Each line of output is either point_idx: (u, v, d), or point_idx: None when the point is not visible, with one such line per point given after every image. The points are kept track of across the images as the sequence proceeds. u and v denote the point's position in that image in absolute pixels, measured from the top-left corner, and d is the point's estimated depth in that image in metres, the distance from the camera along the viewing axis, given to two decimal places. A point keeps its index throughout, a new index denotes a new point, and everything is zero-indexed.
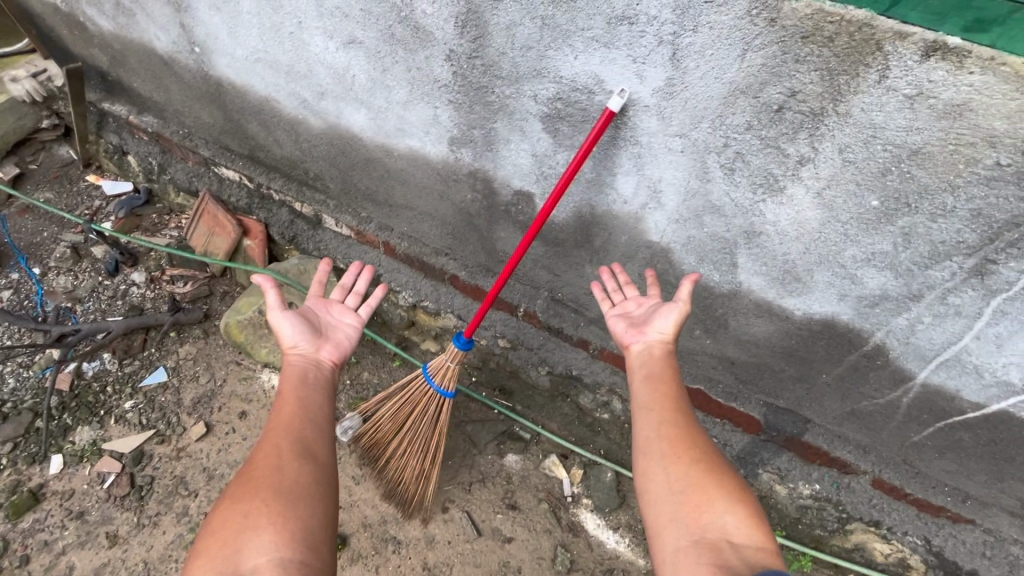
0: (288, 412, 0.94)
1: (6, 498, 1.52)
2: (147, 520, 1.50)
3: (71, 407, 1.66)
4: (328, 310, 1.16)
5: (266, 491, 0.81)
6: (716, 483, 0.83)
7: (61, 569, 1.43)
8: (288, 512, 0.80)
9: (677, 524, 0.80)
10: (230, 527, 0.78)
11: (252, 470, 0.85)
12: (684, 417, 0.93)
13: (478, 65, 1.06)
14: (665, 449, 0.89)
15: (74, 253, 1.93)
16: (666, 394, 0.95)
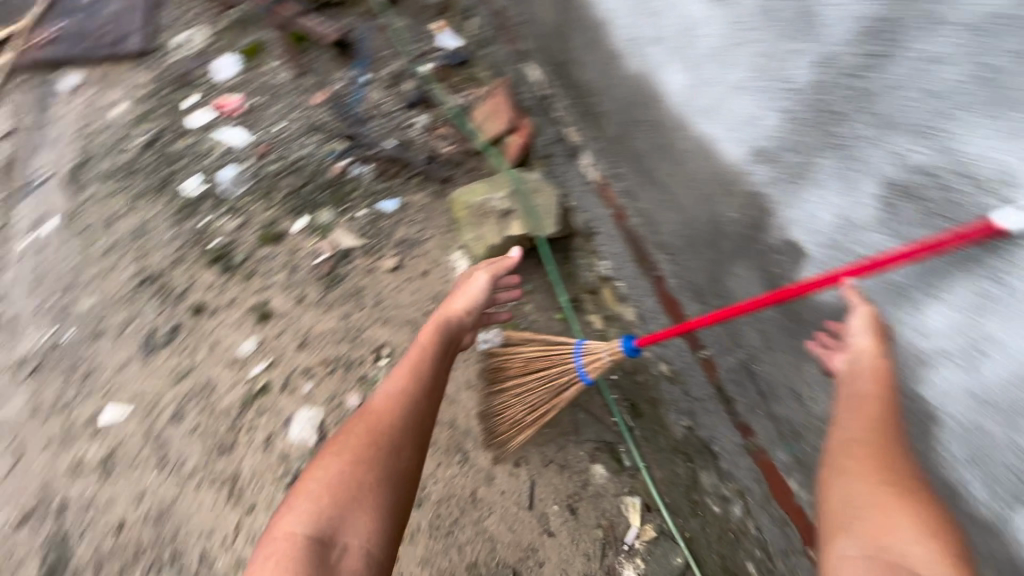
0: (396, 386, 1.08)
1: (262, 227, 1.93)
2: (325, 303, 1.82)
3: (330, 191, 2.02)
4: (468, 293, 1.31)
5: (368, 462, 0.98)
6: (911, 525, 0.73)
7: (263, 297, 1.81)
8: (381, 486, 0.97)
9: (851, 538, 0.76)
10: (329, 483, 0.96)
11: (355, 433, 1.02)
12: (885, 442, 0.85)
13: (846, 86, 0.90)
14: (863, 471, 0.82)
15: (394, 77, 2.25)
16: (866, 411, 0.90)
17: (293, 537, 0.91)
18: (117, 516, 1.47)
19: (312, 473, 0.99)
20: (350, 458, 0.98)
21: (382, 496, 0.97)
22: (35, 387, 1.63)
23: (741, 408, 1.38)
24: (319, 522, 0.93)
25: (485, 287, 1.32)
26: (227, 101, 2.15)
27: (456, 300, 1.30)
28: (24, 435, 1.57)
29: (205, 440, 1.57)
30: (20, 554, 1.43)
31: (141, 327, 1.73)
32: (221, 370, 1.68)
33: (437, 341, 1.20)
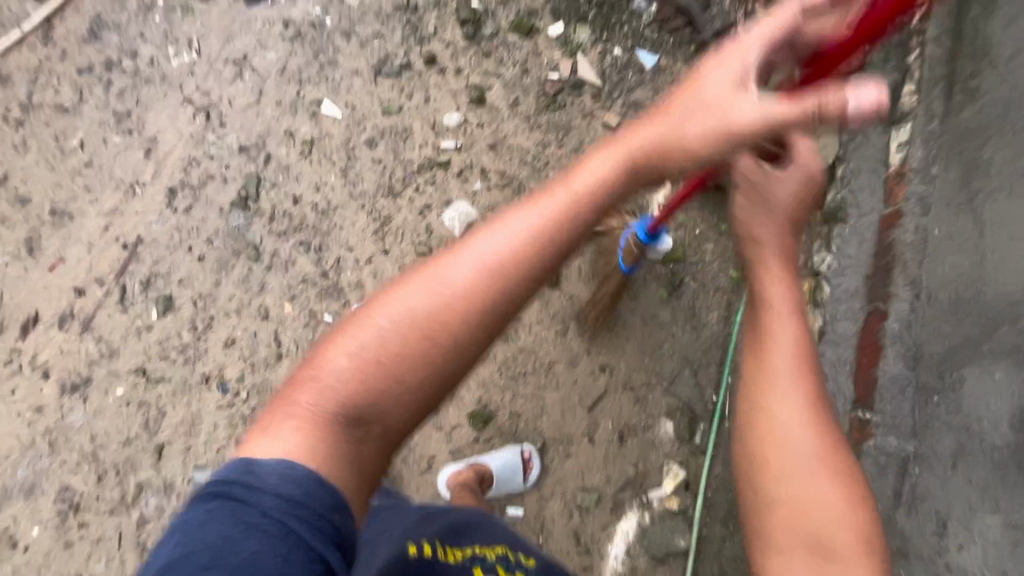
0: (489, 247, 0.87)
1: (521, 13, 1.82)
2: (532, 121, 1.76)
3: (602, 11, 1.82)
4: (696, 107, 0.92)
5: (429, 343, 0.84)
6: (847, 519, 0.83)
7: (486, 81, 1.78)
8: (450, 352, 0.85)
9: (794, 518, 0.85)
10: (410, 317, 0.85)
11: (411, 291, 0.86)
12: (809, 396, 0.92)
13: None
14: (792, 460, 0.88)
15: None
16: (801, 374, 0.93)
17: (339, 384, 0.83)
18: (296, 191, 1.69)
19: (378, 312, 0.86)
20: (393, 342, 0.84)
21: (450, 359, 0.85)
22: (287, 50, 1.79)
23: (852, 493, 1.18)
24: (349, 398, 0.83)
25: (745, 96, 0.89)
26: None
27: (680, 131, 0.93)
28: (264, 84, 1.77)
29: (381, 176, 1.71)
30: (226, 173, 1.70)
31: (382, 49, 1.80)
32: (421, 126, 1.75)
33: (580, 199, 0.92)
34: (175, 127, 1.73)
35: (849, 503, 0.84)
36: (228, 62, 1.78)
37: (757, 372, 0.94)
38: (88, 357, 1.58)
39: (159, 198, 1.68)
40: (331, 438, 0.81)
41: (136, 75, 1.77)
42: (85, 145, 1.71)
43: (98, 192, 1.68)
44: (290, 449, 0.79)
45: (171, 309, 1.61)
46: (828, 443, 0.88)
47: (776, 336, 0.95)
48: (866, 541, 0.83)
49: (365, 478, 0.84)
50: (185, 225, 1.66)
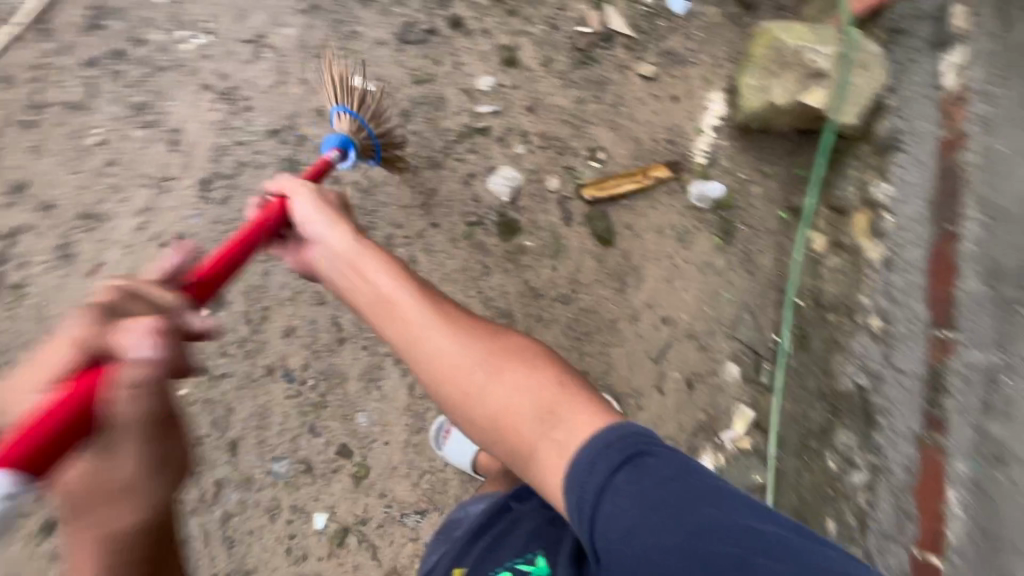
0: (127, 407, 0.80)
1: None
2: (567, 79, 1.72)
3: None
4: (128, 343, 0.87)
5: (129, 470, 0.81)
6: (538, 373, 0.89)
7: (515, 41, 1.73)
8: (140, 485, 0.82)
9: (525, 421, 0.85)
10: (128, 482, 0.81)
11: (116, 462, 0.80)
12: (455, 317, 0.99)
13: None
14: (451, 363, 0.94)
15: None
16: (447, 317, 0.99)
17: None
18: (336, 170, 1.65)
19: (104, 524, 0.80)
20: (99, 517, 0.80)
21: (155, 455, 0.82)
22: (304, 24, 1.71)
23: (931, 410, 1.21)
24: None
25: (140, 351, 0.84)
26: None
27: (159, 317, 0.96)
28: (286, 62, 1.69)
29: (420, 148, 1.67)
30: (260, 158, 1.64)
31: (404, 15, 1.73)
32: (455, 94, 1.70)
33: (83, 413, 0.82)
34: (198, 115, 1.65)
35: (515, 358, 0.92)
36: (245, 42, 1.70)
37: (387, 319, 1.03)
38: None
39: (193, 191, 1.62)
40: None
41: (148, 63, 1.67)
42: (106, 143, 1.63)
43: (127, 190, 1.61)
44: None
45: (223, 303, 1.56)
46: (471, 337, 0.95)
47: (386, 292, 1.05)
48: (562, 379, 0.89)
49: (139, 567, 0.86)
50: (225, 216, 1.61)
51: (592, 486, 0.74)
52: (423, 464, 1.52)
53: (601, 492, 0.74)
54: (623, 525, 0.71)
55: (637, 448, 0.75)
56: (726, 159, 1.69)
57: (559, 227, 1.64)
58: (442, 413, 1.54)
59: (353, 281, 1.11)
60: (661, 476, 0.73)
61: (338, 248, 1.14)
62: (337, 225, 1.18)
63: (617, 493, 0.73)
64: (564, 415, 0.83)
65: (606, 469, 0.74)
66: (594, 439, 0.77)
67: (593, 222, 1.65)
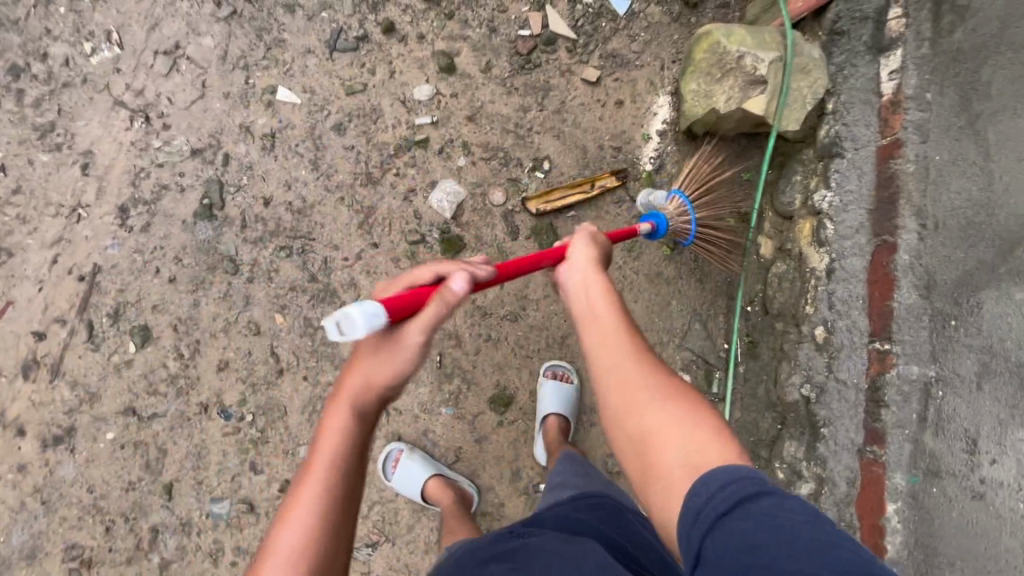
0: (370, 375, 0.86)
1: None
2: (508, 85, 1.65)
3: None
4: (408, 282, 0.89)
5: (342, 472, 0.82)
6: (701, 416, 0.79)
7: (452, 45, 1.65)
8: (332, 539, 0.79)
9: (667, 451, 0.77)
10: (325, 502, 0.80)
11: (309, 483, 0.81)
12: (630, 339, 0.89)
13: None
14: (621, 387, 0.84)
15: None
16: (625, 339, 0.89)
17: None
18: (266, 191, 1.55)
19: (290, 523, 0.78)
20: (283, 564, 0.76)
21: (348, 478, 0.83)
22: (224, 32, 1.59)
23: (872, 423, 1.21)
24: None
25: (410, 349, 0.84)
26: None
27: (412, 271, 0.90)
28: (206, 74, 1.57)
29: (356, 164, 1.58)
30: (182, 180, 1.53)
31: (333, 20, 1.62)
32: (391, 104, 1.61)
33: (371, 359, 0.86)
34: (111, 135, 1.53)
35: (682, 399, 0.81)
36: (158, 54, 1.57)
37: (592, 332, 0.92)
38: (67, 404, 1.44)
39: (109, 219, 1.51)
40: None
41: (51, 79, 1.54)
42: (8, 169, 1.50)
43: (36, 220, 1.49)
44: None
45: (150, 339, 1.47)
46: (645, 360, 0.86)
47: (598, 313, 0.93)
48: (720, 432, 0.77)
49: None
50: (146, 245, 1.50)
51: (714, 504, 0.66)
52: (373, 495, 1.48)
53: (720, 515, 0.65)
54: (732, 545, 0.62)
55: (770, 495, 0.65)
56: (673, 165, 1.65)
57: (504, 242, 1.59)
58: (389, 443, 1.50)
59: (582, 307, 0.97)
60: (794, 514, 0.62)
61: (578, 273, 1.00)
62: (596, 272, 0.99)
63: (738, 520, 0.63)
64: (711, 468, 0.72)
65: (734, 494, 0.65)
66: (714, 476, 0.69)
67: (539, 236, 1.60)
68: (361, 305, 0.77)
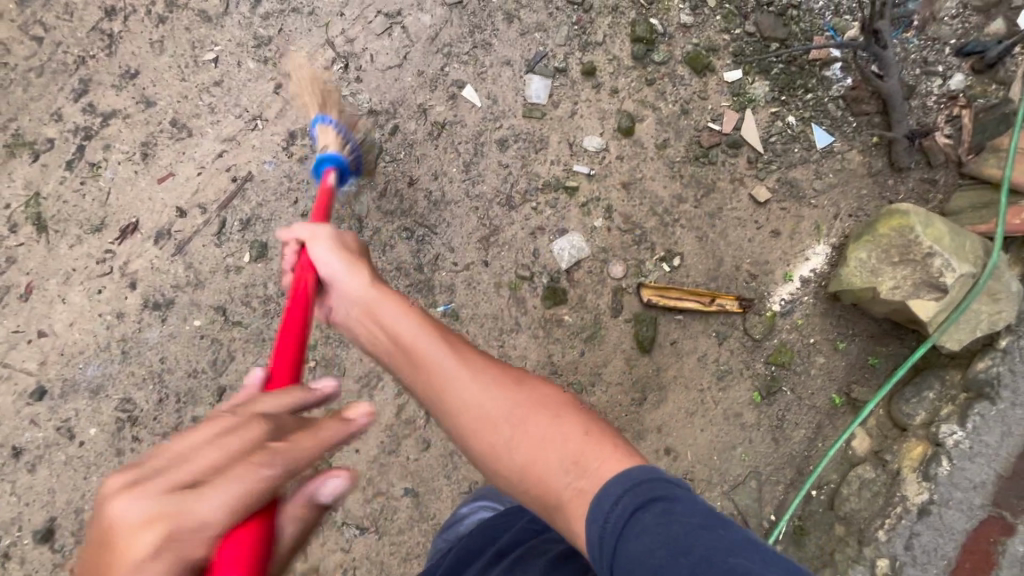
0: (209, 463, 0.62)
1: (701, 47, 1.65)
2: (675, 169, 1.62)
3: (789, 70, 1.64)
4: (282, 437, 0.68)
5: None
6: (564, 420, 0.87)
7: (640, 112, 1.64)
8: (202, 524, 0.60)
9: (555, 472, 0.81)
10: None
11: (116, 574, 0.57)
12: (452, 348, 0.99)
13: None
14: (481, 418, 0.91)
15: (989, 7, 1.59)
16: (463, 355, 0.98)
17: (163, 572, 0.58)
18: (415, 173, 1.61)
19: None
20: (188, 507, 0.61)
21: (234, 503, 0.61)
22: (443, 17, 1.67)
23: None
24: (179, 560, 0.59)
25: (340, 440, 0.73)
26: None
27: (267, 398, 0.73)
28: (411, 48, 1.66)
29: (503, 182, 1.61)
30: (350, 132, 1.63)
31: (541, 44, 1.66)
32: (558, 141, 1.62)
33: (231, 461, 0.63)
34: (311, 69, 1.65)
35: (539, 407, 0.89)
36: (381, 14, 1.67)
37: (421, 365, 0.99)
38: (176, 280, 1.58)
39: (278, 139, 1.63)
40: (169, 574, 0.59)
41: (286, 1, 1.67)
42: (219, 63, 1.65)
43: (221, 115, 1.64)
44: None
45: (263, 256, 1.58)
46: (490, 383, 0.93)
47: (404, 335, 1.02)
48: (591, 430, 0.84)
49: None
50: (297, 175, 1.61)
51: (612, 526, 0.71)
52: (381, 485, 1.52)
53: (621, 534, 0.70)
54: (643, 564, 0.65)
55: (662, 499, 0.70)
56: (802, 316, 1.56)
57: (604, 314, 1.57)
58: (416, 447, 1.53)
59: (371, 330, 1.07)
60: (689, 522, 0.67)
61: (353, 292, 1.08)
62: (354, 267, 1.10)
63: (640, 534, 0.68)
64: (597, 465, 0.79)
65: (625, 512, 0.71)
66: (616, 486, 0.74)
67: (639, 324, 1.56)
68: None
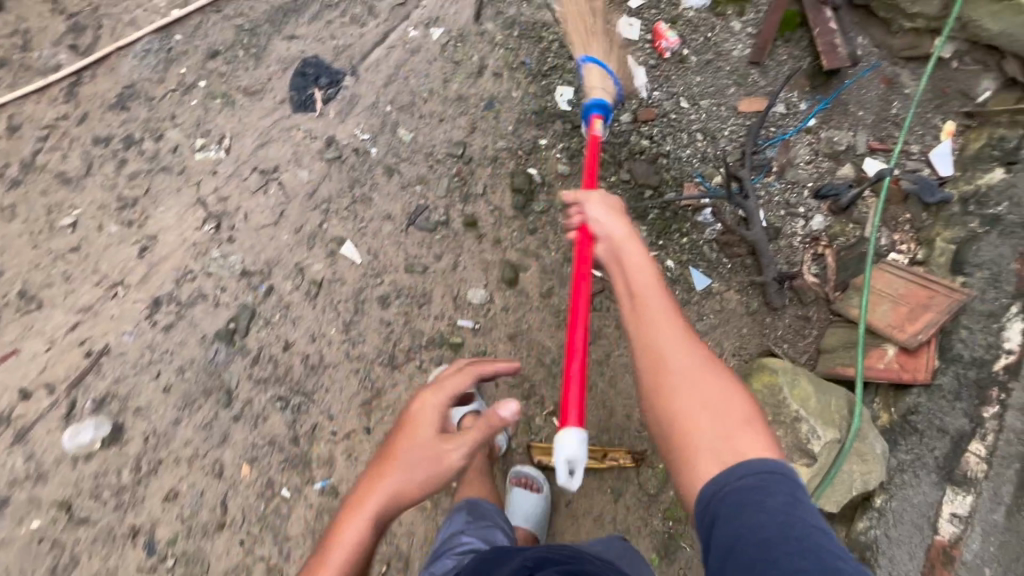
0: (415, 458, 1.05)
1: (579, 195, 1.69)
2: (561, 318, 1.61)
3: (664, 213, 1.69)
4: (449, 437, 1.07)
5: (371, 540, 1.00)
6: (736, 399, 0.82)
7: (523, 261, 1.64)
8: (365, 528, 1.00)
9: (703, 435, 0.80)
10: (371, 538, 1.00)
11: (355, 522, 1.00)
12: (659, 291, 0.92)
13: None
14: (654, 355, 0.87)
15: (838, 153, 1.71)
16: (665, 307, 0.91)
17: (353, 547, 0.98)
18: (290, 336, 1.54)
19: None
20: (350, 502, 1.04)
21: (419, 484, 1.03)
22: (322, 172, 1.65)
23: None
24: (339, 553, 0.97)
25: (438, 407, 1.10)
26: (662, 38, 1.79)
27: (446, 380, 1.13)
28: (288, 204, 1.62)
29: (385, 341, 1.56)
30: (220, 296, 1.54)
31: (422, 196, 1.65)
32: (441, 295, 1.59)
33: (415, 458, 1.05)
34: (180, 230, 1.58)
35: (715, 371, 0.85)
36: (256, 171, 1.64)
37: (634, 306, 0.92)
38: (12, 475, 1.40)
39: (140, 307, 1.52)
40: (358, 548, 0.98)
41: (154, 160, 1.62)
42: (78, 227, 1.56)
43: (77, 283, 1.52)
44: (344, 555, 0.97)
45: (118, 440, 1.44)
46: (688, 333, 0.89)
47: (642, 286, 0.93)
48: (751, 420, 0.81)
49: (353, 550, 0.98)
50: (160, 345, 1.50)
51: (733, 492, 0.74)
52: None
53: (737, 504, 0.73)
54: (745, 536, 0.69)
55: (797, 497, 0.71)
56: None
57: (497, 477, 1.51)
58: None
59: (619, 277, 0.97)
60: (807, 515, 0.70)
61: (620, 238, 1.00)
62: (615, 215, 1.04)
63: (746, 499, 0.72)
64: (749, 451, 0.77)
65: (751, 486, 0.73)
66: (758, 465, 0.75)
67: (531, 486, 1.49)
68: (565, 433, 0.98)
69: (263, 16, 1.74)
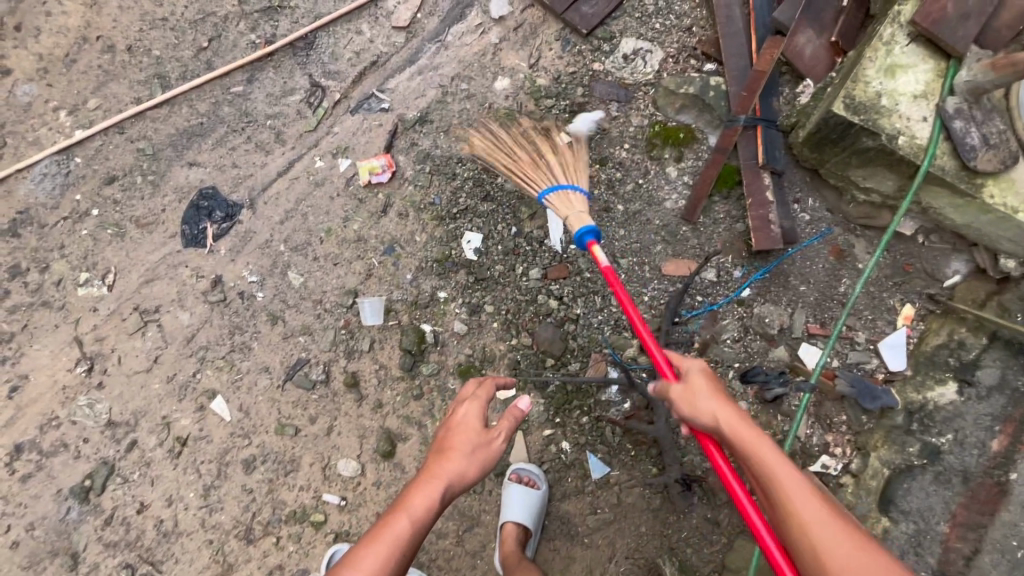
0: (470, 446, 1.04)
1: (474, 357, 1.54)
2: None
3: (566, 387, 1.52)
4: (480, 418, 1.08)
5: (429, 518, 0.96)
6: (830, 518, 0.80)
7: (403, 431, 1.51)
8: (428, 507, 0.95)
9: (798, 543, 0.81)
10: (426, 523, 0.95)
11: (425, 494, 0.97)
12: (738, 416, 0.90)
13: None
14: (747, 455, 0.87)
15: (771, 334, 1.47)
16: (737, 418, 0.90)
17: (423, 514, 0.94)
18: (147, 497, 1.46)
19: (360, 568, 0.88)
20: (405, 490, 0.98)
21: (473, 474, 1.03)
22: (203, 316, 1.56)
23: None
24: (404, 538, 0.92)
25: (483, 397, 1.12)
26: (372, 170, 1.64)
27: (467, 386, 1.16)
28: (164, 349, 1.54)
29: (244, 511, 1.46)
30: (82, 447, 1.48)
31: (304, 349, 1.55)
32: (310, 462, 1.48)
33: (471, 446, 1.04)
34: (52, 369, 1.53)
35: (809, 494, 0.82)
36: (137, 310, 1.56)
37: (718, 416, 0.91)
38: None
39: (1, 453, 1.48)
40: (415, 536, 0.93)
41: (37, 292, 1.57)
42: None
43: None
44: (405, 531, 0.92)
45: None
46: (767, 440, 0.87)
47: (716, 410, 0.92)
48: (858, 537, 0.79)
49: (420, 524, 0.94)
50: (15, 496, 1.45)
51: None
52: None
53: None
54: None
55: None
56: None
57: None
58: None
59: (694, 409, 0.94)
60: None
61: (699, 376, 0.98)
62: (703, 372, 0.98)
63: None
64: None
65: None
66: None
67: None
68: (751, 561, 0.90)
69: (167, 139, 1.67)
